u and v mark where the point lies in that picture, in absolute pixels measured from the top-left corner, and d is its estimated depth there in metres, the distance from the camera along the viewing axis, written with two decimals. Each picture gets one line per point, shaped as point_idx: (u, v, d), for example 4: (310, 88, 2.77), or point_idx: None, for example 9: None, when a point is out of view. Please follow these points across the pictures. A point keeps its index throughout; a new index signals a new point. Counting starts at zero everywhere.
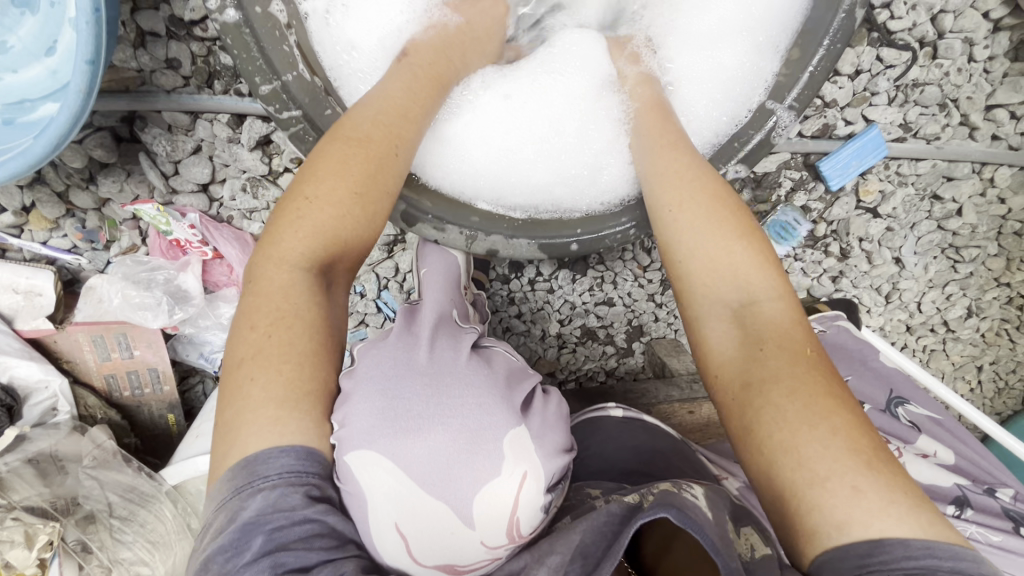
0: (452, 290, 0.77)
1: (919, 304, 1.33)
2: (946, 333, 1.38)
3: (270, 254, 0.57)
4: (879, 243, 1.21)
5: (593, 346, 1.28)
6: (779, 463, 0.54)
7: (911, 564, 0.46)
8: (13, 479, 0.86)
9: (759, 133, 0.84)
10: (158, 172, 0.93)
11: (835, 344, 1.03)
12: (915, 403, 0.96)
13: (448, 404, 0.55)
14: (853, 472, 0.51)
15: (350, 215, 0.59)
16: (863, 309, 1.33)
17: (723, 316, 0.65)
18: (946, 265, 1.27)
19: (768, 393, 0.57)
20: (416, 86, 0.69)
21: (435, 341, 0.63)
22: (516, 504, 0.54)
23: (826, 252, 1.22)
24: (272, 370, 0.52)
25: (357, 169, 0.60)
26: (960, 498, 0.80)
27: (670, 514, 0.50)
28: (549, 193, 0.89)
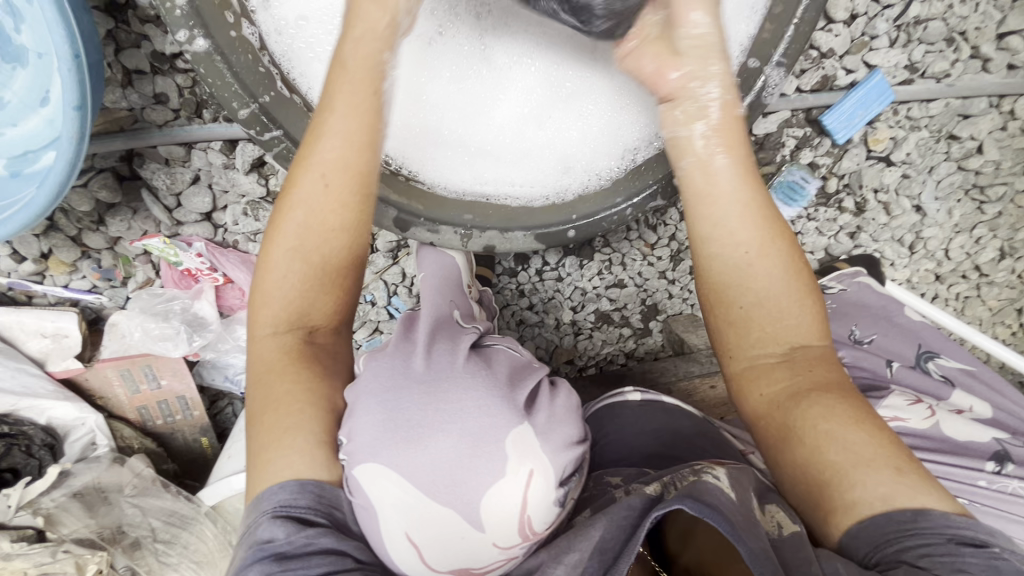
0: (452, 294, 0.76)
1: (946, 252, 1.28)
2: (978, 278, 1.33)
3: (252, 328, 0.63)
4: (896, 193, 1.16)
5: (610, 330, 1.27)
6: (824, 448, 0.56)
7: (951, 530, 0.49)
8: (61, 514, 0.90)
9: (748, 95, 0.81)
10: (161, 207, 0.96)
11: (858, 301, 1.03)
12: (945, 357, 0.92)
13: (447, 411, 0.55)
14: (894, 456, 0.54)
15: (308, 276, 0.62)
16: (887, 263, 1.27)
17: (762, 335, 0.64)
18: (971, 208, 1.22)
19: (819, 400, 0.59)
20: (354, 106, 0.62)
21: (432, 346, 0.62)
22: (525, 504, 0.54)
23: (840, 208, 1.17)
24: (265, 415, 0.57)
25: (292, 229, 0.62)
26: (998, 453, 0.74)
27: (685, 505, 0.50)
28: (532, 151, 0.84)
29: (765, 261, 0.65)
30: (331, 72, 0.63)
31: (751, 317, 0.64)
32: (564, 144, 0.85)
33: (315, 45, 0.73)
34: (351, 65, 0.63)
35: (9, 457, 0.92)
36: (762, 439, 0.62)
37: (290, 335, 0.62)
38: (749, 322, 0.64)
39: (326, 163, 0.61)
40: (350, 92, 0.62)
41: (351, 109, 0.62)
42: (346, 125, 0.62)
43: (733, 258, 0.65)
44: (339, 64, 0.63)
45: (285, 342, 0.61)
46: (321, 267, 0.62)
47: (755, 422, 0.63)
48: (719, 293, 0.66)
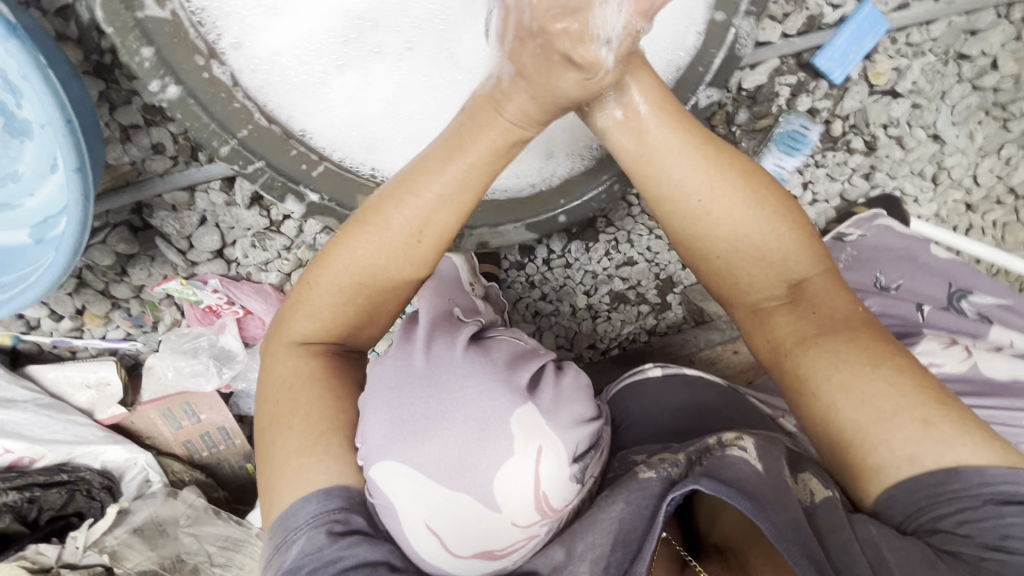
0: (452, 291, 0.72)
1: (974, 179, 1.20)
2: (1015, 202, 1.25)
3: (283, 340, 0.61)
4: (908, 125, 1.10)
5: (627, 309, 1.24)
6: (840, 407, 0.56)
7: (990, 490, 0.50)
8: (125, 550, 0.95)
9: (720, 50, 0.77)
10: (175, 250, 1.01)
11: (879, 247, 0.97)
12: (979, 293, 0.88)
13: (451, 399, 0.55)
14: (921, 405, 0.53)
15: (363, 303, 0.61)
16: (909, 200, 1.19)
17: (747, 277, 0.64)
18: (994, 128, 1.14)
19: (826, 345, 0.59)
20: (474, 171, 0.59)
21: (430, 341, 0.60)
22: (538, 480, 0.55)
23: (850, 150, 1.12)
24: (285, 428, 0.56)
25: (360, 258, 0.59)
26: None
27: (702, 486, 0.51)
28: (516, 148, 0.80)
29: (726, 198, 0.63)
30: (466, 125, 0.60)
31: (733, 264, 0.64)
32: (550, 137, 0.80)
33: (291, 76, 0.73)
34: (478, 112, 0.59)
35: (74, 502, 0.98)
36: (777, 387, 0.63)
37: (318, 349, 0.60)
38: (732, 271, 0.65)
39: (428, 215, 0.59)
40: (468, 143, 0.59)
41: (465, 171, 0.59)
42: (448, 187, 0.58)
43: (689, 213, 0.64)
44: (476, 121, 0.59)
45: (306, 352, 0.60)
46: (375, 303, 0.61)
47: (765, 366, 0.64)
48: (695, 247, 0.66)
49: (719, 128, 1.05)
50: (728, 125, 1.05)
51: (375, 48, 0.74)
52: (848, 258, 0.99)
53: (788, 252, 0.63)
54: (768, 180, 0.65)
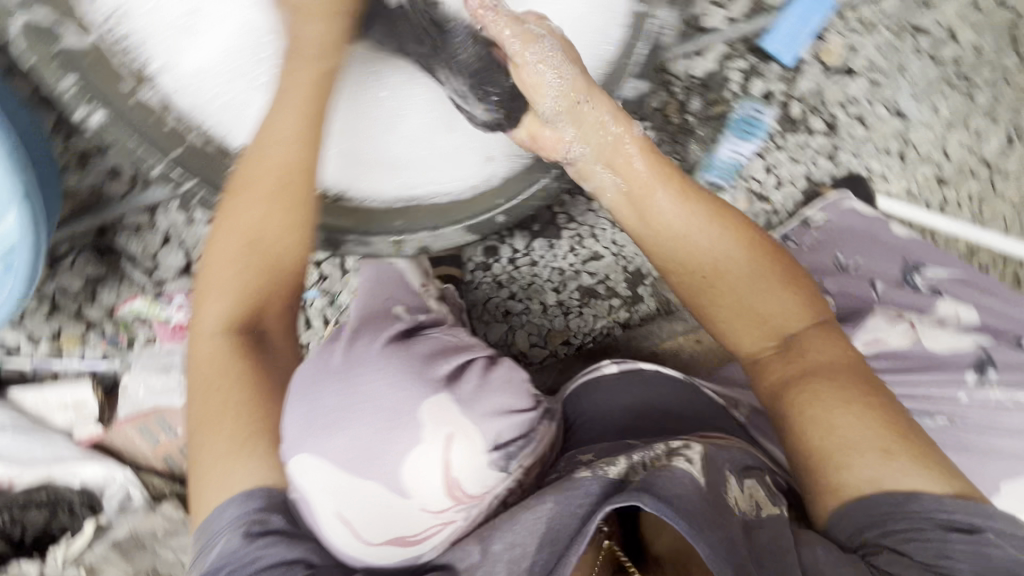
0: (397, 291, 0.72)
1: (945, 151, 1.17)
2: (990, 174, 1.21)
3: (198, 333, 0.62)
4: (869, 102, 1.09)
5: (598, 303, 1.22)
6: (813, 431, 0.61)
7: (939, 514, 0.56)
8: (103, 564, 0.98)
9: (642, 44, 0.78)
10: (141, 271, 1.03)
11: (840, 228, 0.96)
12: (933, 266, 0.86)
13: (362, 392, 0.57)
14: (884, 440, 0.59)
15: (257, 270, 0.62)
16: (877, 179, 1.16)
17: (738, 322, 0.68)
18: (960, 99, 1.13)
19: (810, 383, 0.64)
20: (307, 105, 0.62)
21: (353, 337, 0.62)
22: (447, 467, 0.56)
23: (810, 131, 1.10)
24: (212, 433, 0.58)
25: (244, 225, 0.62)
26: (982, 360, 0.73)
27: (643, 503, 0.54)
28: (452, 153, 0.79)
29: (729, 252, 0.69)
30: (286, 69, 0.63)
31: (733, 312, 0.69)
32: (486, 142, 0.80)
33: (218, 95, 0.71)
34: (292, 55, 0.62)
35: (56, 519, 1.02)
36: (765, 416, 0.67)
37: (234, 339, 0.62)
38: (727, 316, 0.69)
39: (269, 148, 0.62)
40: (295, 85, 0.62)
41: (294, 106, 0.62)
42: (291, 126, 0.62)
43: (691, 260, 0.70)
44: (291, 64, 0.63)
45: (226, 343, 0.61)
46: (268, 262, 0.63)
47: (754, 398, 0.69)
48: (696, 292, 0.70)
49: (674, 117, 1.04)
50: (682, 114, 1.04)
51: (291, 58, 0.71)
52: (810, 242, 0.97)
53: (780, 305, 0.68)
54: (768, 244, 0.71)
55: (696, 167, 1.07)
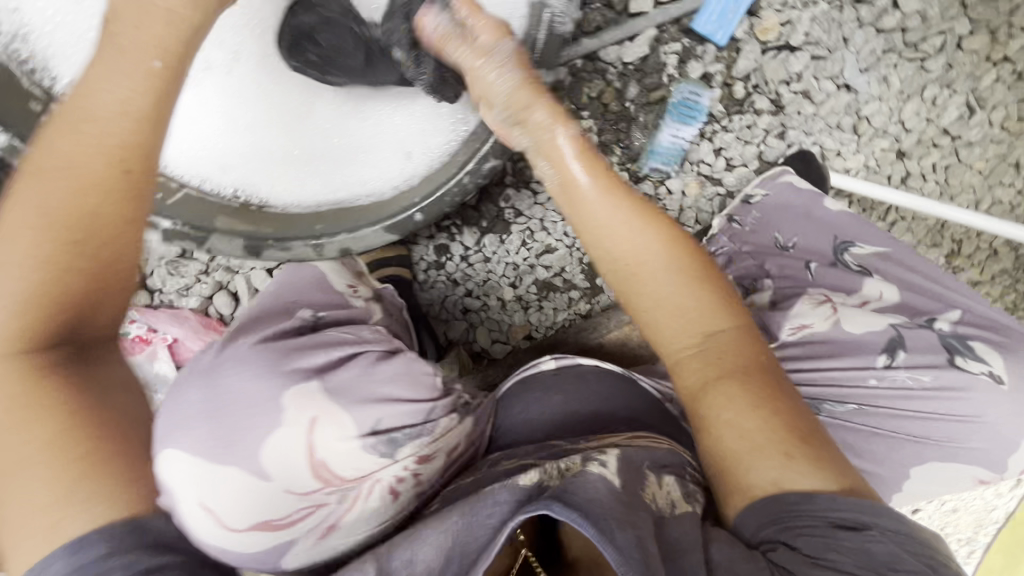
0: (308, 295, 0.72)
1: (902, 123, 1.15)
2: (953, 143, 1.18)
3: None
4: (814, 77, 1.06)
5: (557, 296, 1.21)
6: (723, 436, 0.62)
7: (834, 513, 0.58)
8: None
9: (541, 31, 0.77)
10: None
11: (777, 206, 0.94)
12: (862, 244, 0.85)
13: (226, 382, 0.60)
14: (787, 443, 0.61)
15: (74, 280, 0.54)
16: (832, 154, 1.14)
17: (663, 318, 0.65)
18: (912, 69, 1.10)
19: (726, 389, 0.63)
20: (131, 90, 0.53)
21: (233, 334, 0.66)
22: (310, 449, 0.60)
23: (756, 110, 1.08)
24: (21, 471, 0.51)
25: (55, 222, 0.53)
26: (892, 341, 0.74)
27: (552, 512, 0.55)
28: (365, 151, 0.83)
29: (652, 256, 0.65)
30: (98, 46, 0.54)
31: (655, 318, 0.66)
32: (395, 137, 0.83)
33: None
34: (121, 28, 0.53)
35: None
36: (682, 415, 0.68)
37: (42, 354, 0.55)
38: (652, 322, 0.66)
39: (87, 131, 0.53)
40: (134, 52, 0.53)
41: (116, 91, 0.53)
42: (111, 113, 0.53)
43: (610, 263, 0.66)
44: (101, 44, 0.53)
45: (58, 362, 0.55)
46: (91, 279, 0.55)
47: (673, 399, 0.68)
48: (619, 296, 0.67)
49: (612, 105, 1.04)
50: (619, 100, 1.03)
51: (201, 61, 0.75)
52: (752, 221, 0.94)
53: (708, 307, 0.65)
54: (692, 245, 0.67)
55: (640, 155, 1.07)
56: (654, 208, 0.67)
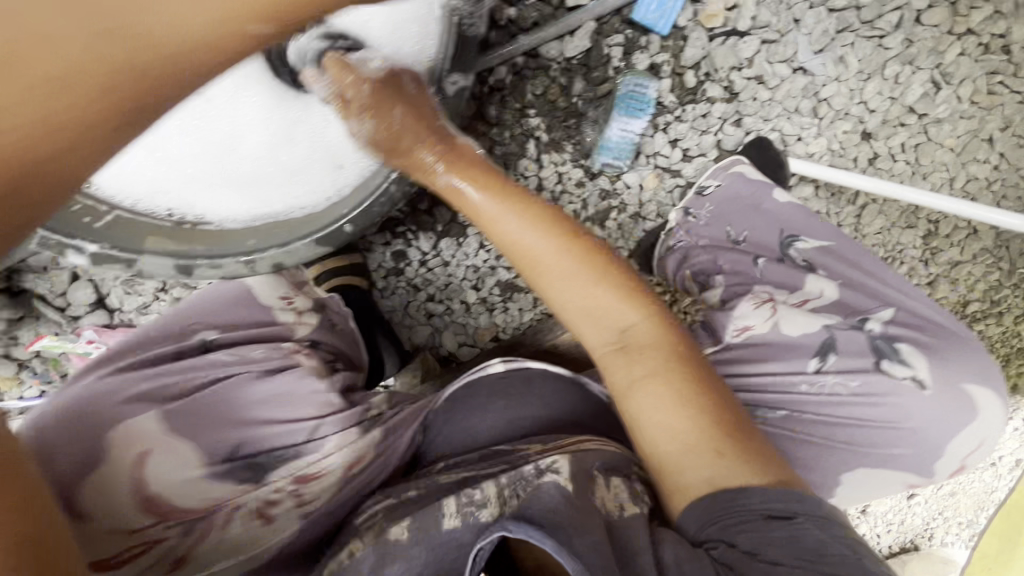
0: (212, 316, 0.76)
1: (864, 103, 1.11)
2: (921, 121, 1.14)
3: None
4: (765, 62, 1.04)
5: (522, 297, 1.19)
6: (655, 437, 0.65)
7: (766, 506, 0.59)
8: None
9: (449, 37, 0.79)
10: (55, 308, 1.06)
11: (729, 198, 0.92)
12: (807, 238, 0.85)
13: (77, 420, 0.67)
14: (716, 440, 0.63)
15: None
16: (792, 140, 1.11)
17: (582, 326, 0.70)
18: (870, 48, 1.06)
19: (651, 389, 0.66)
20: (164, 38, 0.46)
21: (112, 355, 0.73)
22: (137, 487, 0.65)
23: (710, 99, 1.06)
24: None
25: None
26: (825, 343, 0.75)
27: (512, 531, 0.56)
28: (299, 165, 0.81)
29: (565, 266, 0.69)
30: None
31: (575, 319, 0.71)
32: (327, 155, 0.81)
33: None
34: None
35: None
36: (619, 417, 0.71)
37: None
38: (574, 324, 0.71)
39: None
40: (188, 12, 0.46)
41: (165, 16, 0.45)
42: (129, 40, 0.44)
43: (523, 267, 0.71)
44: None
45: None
46: None
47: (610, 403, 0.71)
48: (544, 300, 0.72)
49: (559, 101, 1.04)
50: (566, 97, 1.03)
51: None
52: (706, 215, 0.93)
53: (624, 310, 0.69)
54: (602, 250, 0.71)
55: (592, 150, 1.06)
56: (562, 218, 0.72)
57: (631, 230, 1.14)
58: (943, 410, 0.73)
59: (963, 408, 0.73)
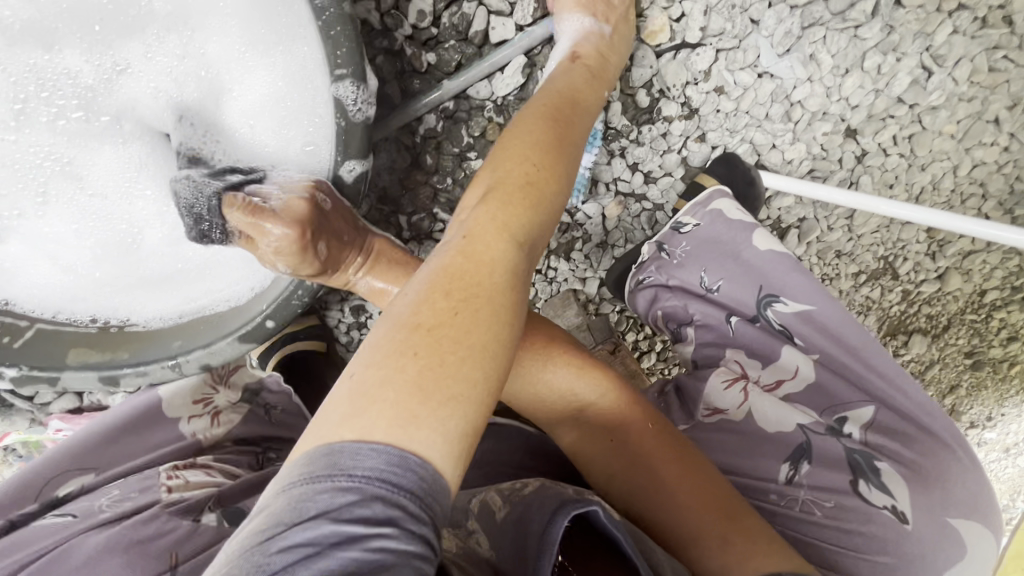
0: (88, 459, 0.76)
1: (845, 100, 1.00)
2: (914, 110, 1.01)
3: (472, 252, 0.53)
4: (723, 71, 0.95)
5: None
6: (674, 509, 0.64)
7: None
8: None
9: (333, 119, 0.68)
10: (22, 398, 1.05)
11: (709, 240, 0.86)
12: (787, 301, 0.80)
13: None
14: (722, 527, 0.61)
15: (447, 352, 0.46)
16: (765, 148, 1.02)
17: (557, 412, 0.72)
18: (844, 41, 0.94)
19: (645, 460, 0.67)
20: (547, 160, 0.63)
21: None
22: None
23: (667, 118, 0.98)
24: (396, 375, 0.45)
25: (477, 251, 0.54)
26: (801, 448, 0.73)
27: (601, 511, 0.54)
28: (213, 260, 0.80)
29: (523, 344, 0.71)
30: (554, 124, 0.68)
31: (547, 402, 0.72)
32: (230, 256, 0.79)
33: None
34: (570, 143, 0.68)
35: None
36: (624, 505, 0.68)
37: (440, 300, 0.49)
38: (547, 407, 0.72)
39: (613, 66, 0.80)
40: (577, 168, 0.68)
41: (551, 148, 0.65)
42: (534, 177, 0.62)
43: None
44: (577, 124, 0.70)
45: (495, 265, 0.53)
46: (466, 287, 0.50)
47: (609, 492, 0.69)
48: (516, 389, 0.72)
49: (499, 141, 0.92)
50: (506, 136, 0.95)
51: (12, 212, 0.77)
52: (682, 255, 0.87)
53: (590, 395, 0.71)
54: (551, 332, 0.75)
55: None
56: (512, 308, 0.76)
57: (599, 259, 1.07)
58: (931, 544, 0.69)
59: (953, 543, 0.69)
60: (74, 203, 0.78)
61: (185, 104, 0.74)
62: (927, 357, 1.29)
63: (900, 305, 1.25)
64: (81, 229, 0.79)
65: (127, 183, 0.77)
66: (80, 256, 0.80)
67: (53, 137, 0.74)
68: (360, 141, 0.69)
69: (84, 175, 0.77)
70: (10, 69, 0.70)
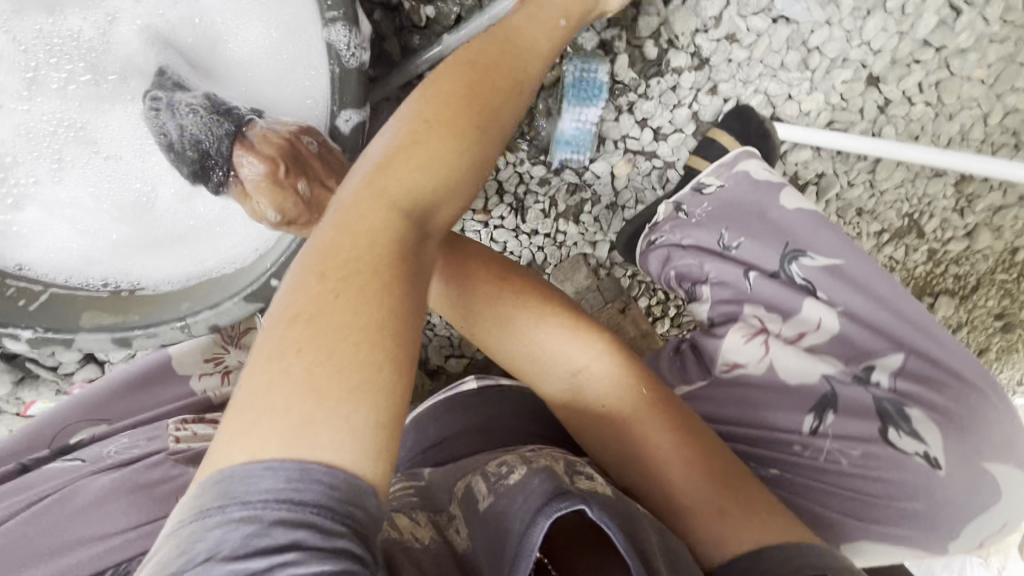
0: (100, 411, 0.79)
1: (866, 45, 0.95)
2: (940, 53, 0.96)
3: (362, 225, 0.45)
4: (735, 17, 0.92)
5: None
6: (668, 477, 0.62)
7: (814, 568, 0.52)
8: None
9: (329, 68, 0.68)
10: (47, 367, 1.09)
11: (732, 200, 0.84)
12: (812, 254, 0.77)
13: None
14: (719, 497, 0.60)
15: (332, 346, 0.40)
16: (782, 99, 0.97)
17: (550, 378, 0.67)
18: None
19: (638, 428, 0.64)
20: (462, 103, 0.52)
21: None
22: None
23: (676, 69, 0.95)
24: (280, 375, 0.39)
25: (369, 222, 0.45)
26: (825, 400, 0.71)
27: (589, 509, 0.46)
28: (217, 223, 0.81)
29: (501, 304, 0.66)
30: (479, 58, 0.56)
31: (532, 371, 0.68)
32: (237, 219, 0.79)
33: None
34: (498, 78, 0.55)
35: None
36: (617, 469, 0.66)
37: (327, 284, 0.42)
38: (533, 375, 0.68)
39: None
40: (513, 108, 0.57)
41: (467, 88, 0.53)
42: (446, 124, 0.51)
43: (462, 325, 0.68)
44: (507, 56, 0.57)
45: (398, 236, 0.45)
46: (359, 266, 0.43)
47: (601, 456, 0.68)
48: (496, 357, 0.69)
49: None
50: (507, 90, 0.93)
51: (29, 178, 0.78)
52: (702, 215, 0.84)
53: (584, 358, 0.66)
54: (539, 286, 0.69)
55: (548, 143, 0.97)
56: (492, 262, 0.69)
57: (609, 221, 1.04)
58: (962, 492, 0.67)
59: (988, 487, 0.68)
60: (82, 167, 0.78)
61: (175, 44, 0.74)
62: (955, 320, 1.23)
63: (925, 265, 1.19)
64: (88, 194, 0.80)
65: (131, 148, 0.77)
66: (89, 221, 0.81)
67: (64, 104, 0.75)
68: (352, 90, 0.69)
69: (97, 140, 0.77)
70: (21, 37, 0.71)
